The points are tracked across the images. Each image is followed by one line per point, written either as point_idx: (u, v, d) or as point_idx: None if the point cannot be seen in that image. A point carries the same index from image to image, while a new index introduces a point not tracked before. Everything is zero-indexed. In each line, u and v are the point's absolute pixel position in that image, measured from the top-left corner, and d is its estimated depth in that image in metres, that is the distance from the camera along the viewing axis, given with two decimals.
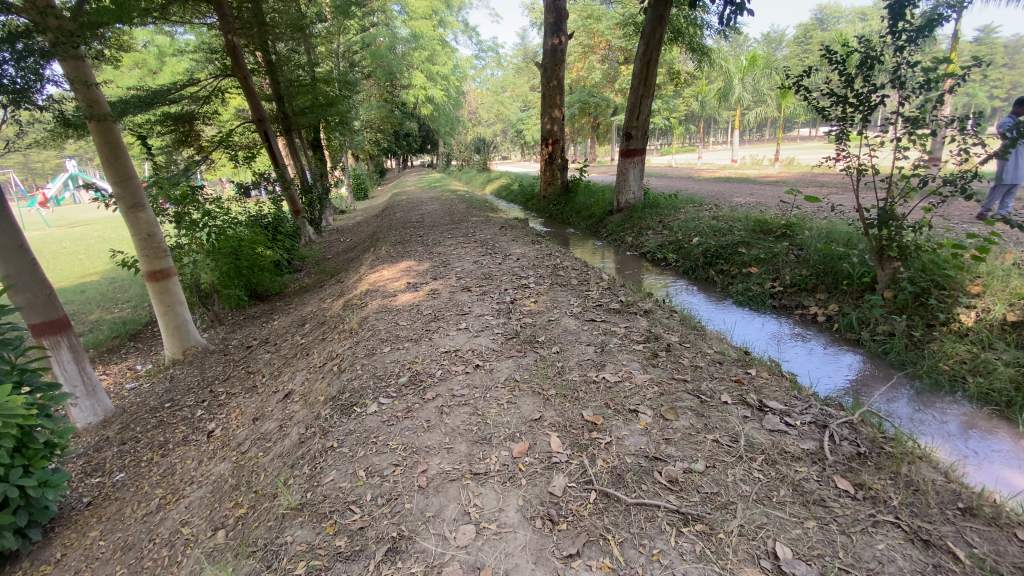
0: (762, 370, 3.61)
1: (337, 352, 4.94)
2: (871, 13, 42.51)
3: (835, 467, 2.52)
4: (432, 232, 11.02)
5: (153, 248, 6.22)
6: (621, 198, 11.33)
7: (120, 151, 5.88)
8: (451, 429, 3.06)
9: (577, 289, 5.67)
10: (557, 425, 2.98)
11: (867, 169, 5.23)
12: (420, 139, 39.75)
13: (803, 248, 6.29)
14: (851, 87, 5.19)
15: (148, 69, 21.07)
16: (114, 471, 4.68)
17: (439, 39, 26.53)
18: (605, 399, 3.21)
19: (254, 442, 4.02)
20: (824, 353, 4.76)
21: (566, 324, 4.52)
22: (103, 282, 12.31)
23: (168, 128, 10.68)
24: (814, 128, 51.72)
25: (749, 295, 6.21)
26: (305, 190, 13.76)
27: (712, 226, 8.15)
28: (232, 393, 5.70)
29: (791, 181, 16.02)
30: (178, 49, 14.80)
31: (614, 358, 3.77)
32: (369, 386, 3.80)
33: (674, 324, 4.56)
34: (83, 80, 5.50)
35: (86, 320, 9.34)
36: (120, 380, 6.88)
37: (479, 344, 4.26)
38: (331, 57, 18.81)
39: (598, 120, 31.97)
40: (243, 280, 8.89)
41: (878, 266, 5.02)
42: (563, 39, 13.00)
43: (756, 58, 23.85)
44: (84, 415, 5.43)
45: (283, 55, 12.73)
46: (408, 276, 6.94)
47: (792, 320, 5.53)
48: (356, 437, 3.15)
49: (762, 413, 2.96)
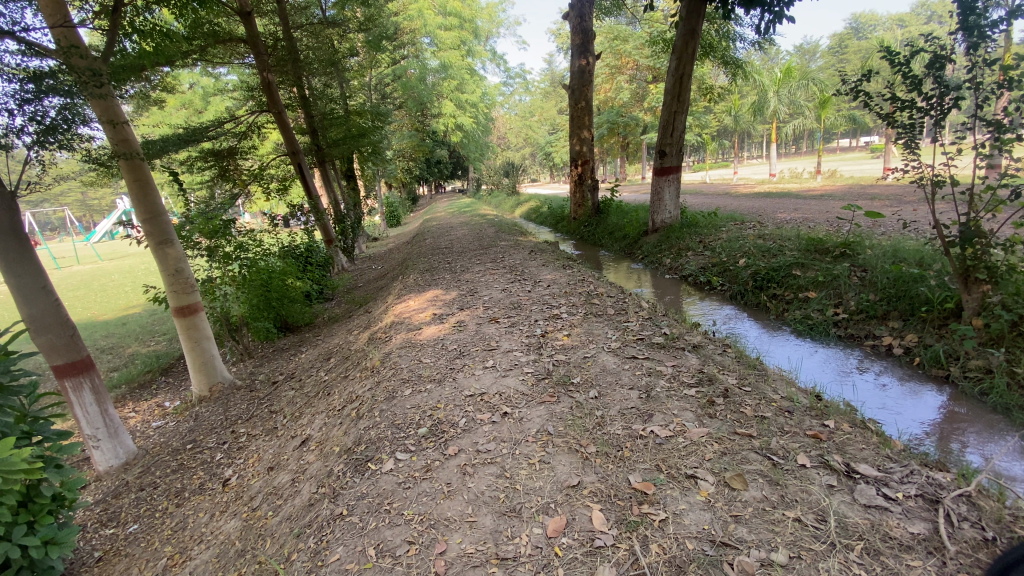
0: (841, 421, 3.07)
1: (357, 393, 4.61)
2: (912, 19, 41.11)
3: (960, 561, 1.92)
4: (461, 258, 10.75)
5: (181, 284, 6.09)
6: (656, 218, 10.83)
7: (149, 188, 5.82)
8: (474, 497, 2.64)
9: (614, 319, 5.21)
10: (600, 494, 2.52)
11: (945, 180, 4.58)
12: (450, 166, 40.32)
13: (868, 270, 5.67)
14: (920, 89, 4.60)
15: (194, 109, 22.13)
16: (128, 521, 4.41)
17: (468, 68, 26.97)
18: (656, 459, 2.74)
19: (265, 498, 3.69)
20: (900, 389, 4.16)
21: (605, 362, 4.06)
22: (143, 315, 12.56)
23: (209, 163, 10.84)
24: (855, 138, 49.70)
25: (809, 324, 5.59)
26: (337, 219, 13.83)
27: (759, 247, 7.57)
28: (253, 434, 5.43)
29: (837, 195, 15.17)
30: (221, 90, 15.41)
31: (662, 407, 3.28)
32: (386, 437, 3.44)
33: (729, 361, 4.04)
34: (110, 119, 5.48)
35: (123, 354, 9.43)
36: (147, 418, 6.76)
37: (507, 387, 3.84)
38: (364, 89, 19.26)
39: (627, 140, 31.62)
40: (273, 313, 8.64)
41: (963, 290, 4.36)
42: (591, 60, 12.77)
43: (791, 70, 23.14)
44: (106, 458, 5.25)
45: (316, 90, 12.99)
46: (435, 307, 6.64)
47: (862, 353, 4.89)
48: (370, 502, 2.77)
49: (851, 481, 2.43)
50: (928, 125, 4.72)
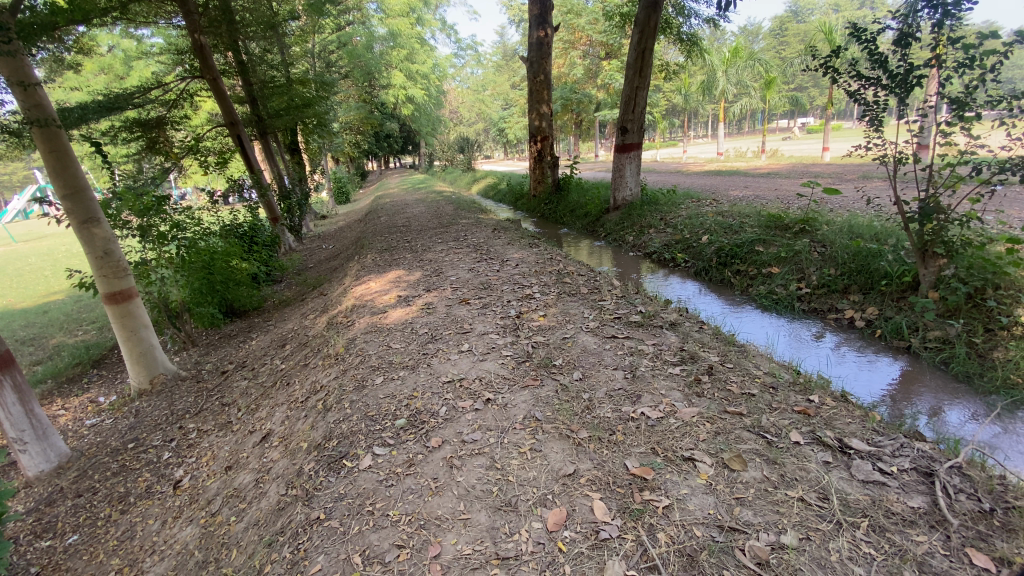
0: (825, 396, 3.10)
1: (322, 383, 4.30)
2: (846, 5, 42.89)
3: (963, 534, 1.96)
4: (420, 237, 10.35)
5: (111, 267, 5.47)
6: (617, 195, 10.77)
7: (68, 160, 5.12)
8: (465, 492, 2.47)
9: (588, 298, 5.12)
10: (598, 482, 2.42)
11: (909, 157, 4.71)
12: (402, 141, 38.94)
13: (828, 245, 5.83)
14: (886, 66, 4.70)
15: (115, 74, 20.29)
16: (66, 532, 3.98)
17: (417, 38, 25.82)
18: (651, 443, 2.66)
19: (226, 500, 3.38)
20: (863, 360, 4.32)
21: (585, 343, 3.96)
22: (66, 302, 11.41)
23: (136, 135, 9.82)
24: (794, 120, 51.80)
25: (774, 298, 5.72)
26: (284, 196, 12.97)
27: (720, 223, 7.69)
28: (205, 430, 5.01)
29: (783, 173, 15.75)
30: (145, 53, 13.96)
31: (649, 388, 3.21)
32: (361, 431, 3.19)
33: (708, 338, 4.03)
34: (20, 81, 4.79)
35: (45, 346, 8.52)
36: (79, 416, 6.13)
37: (487, 371, 3.68)
38: (307, 56, 17.97)
39: (581, 117, 31.58)
40: (217, 297, 8.02)
41: (921, 264, 4.55)
42: (549, 31, 12.42)
43: (739, 49, 23.56)
44: (35, 463, 4.71)
45: (255, 55, 12.02)
46: (398, 288, 6.32)
47: (825, 326, 5.05)
48: (350, 503, 2.55)
49: (847, 457, 2.46)
50: (894, 102, 4.82)
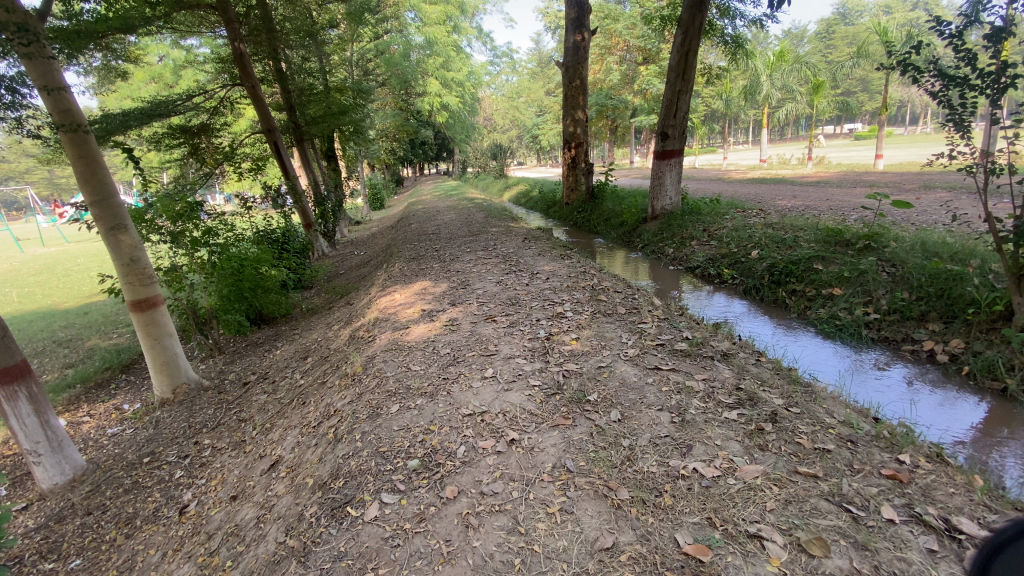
0: (917, 456, 2.59)
1: (336, 407, 3.99)
2: (898, 5, 40.99)
3: None
4: (449, 245, 10.07)
5: (137, 274, 5.36)
6: (656, 204, 10.21)
7: (96, 165, 5.04)
8: (480, 562, 2.09)
9: (627, 319, 4.68)
10: (641, 562, 1.99)
11: (1005, 167, 4.09)
12: (436, 147, 39.13)
13: (899, 265, 5.20)
14: (975, 64, 4.10)
15: (164, 84, 21.06)
16: (70, 555, 3.79)
17: (453, 45, 25.96)
18: (705, 510, 2.22)
19: (225, 539, 3.09)
20: (941, 399, 3.76)
21: (624, 374, 3.53)
22: (106, 304, 11.65)
23: (178, 141, 9.94)
24: (840, 126, 49.60)
25: (837, 324, 5.12)
26: (317, 202, 12.97)
27: (771, 237, 7.08)
28: (219, 448, 4.81)
29: (834, 182, 14.85)
30: (191, 62, 14.32)
31: (701, 436, 2.76)
32: (369, 471, 2.86)
33: (767, 374, 3.54)
34: (48, 87, 4.73)
35: (80, 348, 8.62)
36: (103, 423, 6.07)
37: (512, 404, 3.29)
38: (345, 65, 18.15)
39: (616, 123, 31.04)
40: (245, 304, 7.90)
41: (1016, 291, 3.94)
42: (586, 35, 12.01)
43: (784, 53, 22.57)
44: (49, 475, 4.59)
45: (293, 64, 12.11)
46: (423, 301, 6.02)
47: (900, 359, 4.44)
48: (348, 566, 2.20)
49: (958, 546, 1.96)
50: (987, 105, 4.20)
